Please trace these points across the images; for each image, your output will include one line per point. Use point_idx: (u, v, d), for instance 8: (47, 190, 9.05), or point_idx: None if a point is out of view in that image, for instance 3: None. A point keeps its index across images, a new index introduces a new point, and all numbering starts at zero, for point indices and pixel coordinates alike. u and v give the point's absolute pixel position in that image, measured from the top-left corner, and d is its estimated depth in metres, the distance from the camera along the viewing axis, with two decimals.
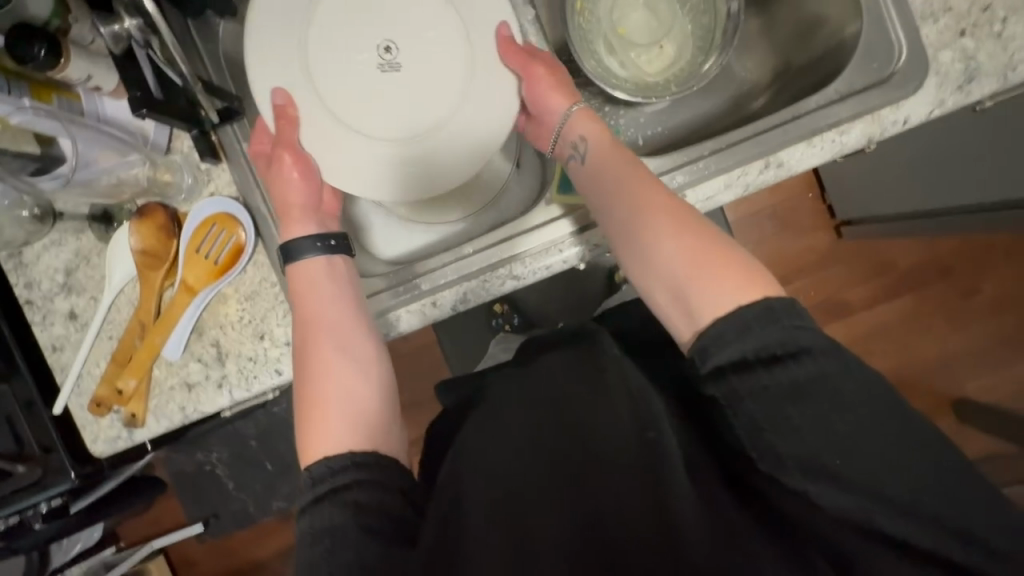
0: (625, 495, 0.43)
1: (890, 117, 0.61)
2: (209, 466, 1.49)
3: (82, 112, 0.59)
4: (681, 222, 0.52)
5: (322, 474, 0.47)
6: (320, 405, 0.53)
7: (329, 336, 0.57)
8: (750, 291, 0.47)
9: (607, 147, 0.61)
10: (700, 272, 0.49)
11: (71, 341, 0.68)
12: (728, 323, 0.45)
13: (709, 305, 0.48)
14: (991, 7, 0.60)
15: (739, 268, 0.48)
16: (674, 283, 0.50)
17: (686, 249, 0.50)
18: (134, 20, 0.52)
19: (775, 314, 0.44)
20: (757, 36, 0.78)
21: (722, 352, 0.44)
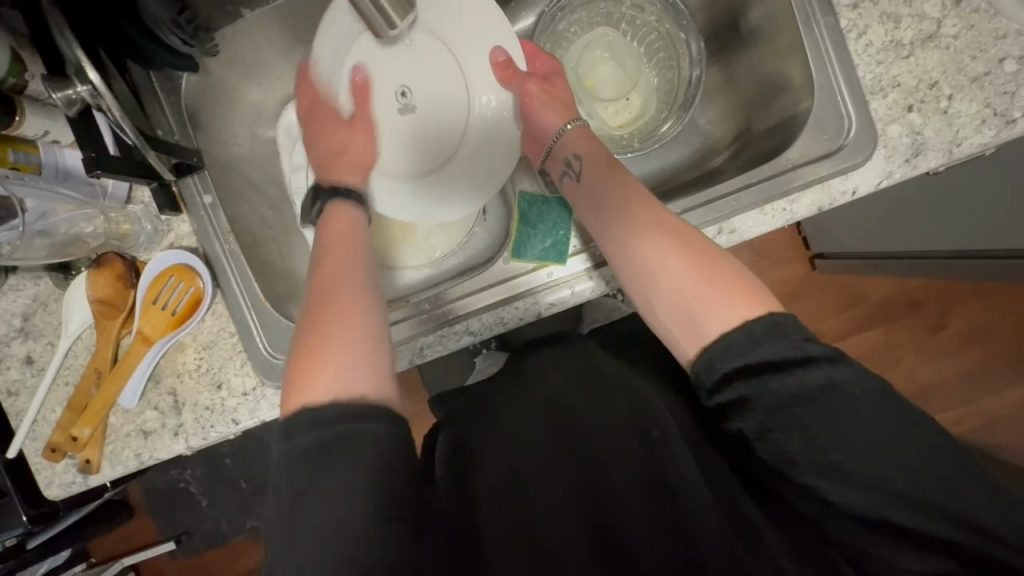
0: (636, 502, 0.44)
1: (839, 186, 0.62)
2: (183, 484, 1.46)
3: (40, 163, 0.60)
4: (681, 231, 0.53)
5: (324, 413, 0.40)
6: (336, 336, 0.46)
7: (345, 280, 0.51)
8: (755, 307, 0.47)
9: (601, 162, 0.62)
10: (705, 288, 0.49)
11: (26, 386, 0.68)
12: (735, 336, 0.45)
13: (714, 320, 0.47)
14: (938, 85, 0.61)
15: (742, 284, 0.49)
16: (679, 298, 0.50)
17: (688, 263, 0.51)
18: (85, 86, 0.51)
19: (783, 328, 0.44)
20: (720, 91, 0.80)
21: (728, 365, 0.45)
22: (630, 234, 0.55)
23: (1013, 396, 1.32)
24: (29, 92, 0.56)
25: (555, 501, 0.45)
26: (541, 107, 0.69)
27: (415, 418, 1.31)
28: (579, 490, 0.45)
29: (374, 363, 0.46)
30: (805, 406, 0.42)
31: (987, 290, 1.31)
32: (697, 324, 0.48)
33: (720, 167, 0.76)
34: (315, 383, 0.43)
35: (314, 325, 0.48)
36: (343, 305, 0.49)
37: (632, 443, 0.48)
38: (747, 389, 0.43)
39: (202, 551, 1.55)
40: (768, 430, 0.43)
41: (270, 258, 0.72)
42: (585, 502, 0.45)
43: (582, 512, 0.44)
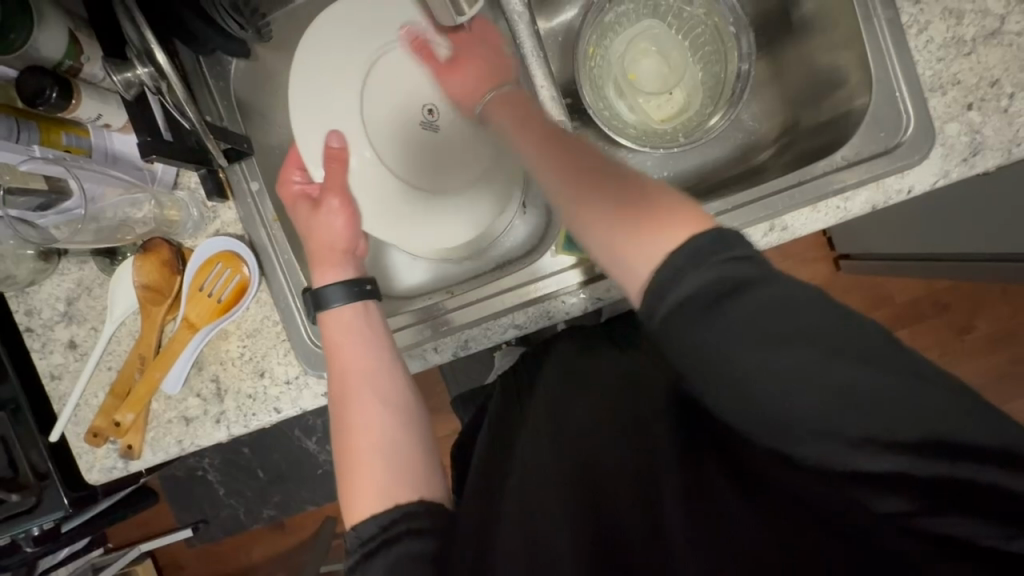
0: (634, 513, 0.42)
1: (894, 185, 0.61)
2: (201, 471, 1.47)
3: (91, 147, 0.59)
4: (610, 173, 0.51)
5: (373, 532, 0.46)
6: (362, 458, 0.52)
7: (364, 382, 0.56)
8: (678, 235, 0.45)
9: (521, 117, 0.60)
10: (628, 226, 0.47)
11: (70, 370, 0.68)
12: (664, 270, 0.44)
13: (644, 256, 0.46)
14: (999, 83, 0.60)
15: (663, 212, 0.47)
16: (611, 242, 0.48)
17: (612, 206, 0.49)
18: (146, 68, 0.50)
19: (703, 255, 0.43)
20: (765, 86, 0.79)
21: (665, 304, 0.43)
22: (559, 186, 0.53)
23: None
24: (84, 76, 0.56)
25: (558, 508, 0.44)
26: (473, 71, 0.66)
27: (437, 411, 1.30)
28: (575, 499, 0.44)
29: (410, 466, 0.51)
30: (738, 345, 0.40)
31: (1014, 294, 1.29)
32: (634, 261, 0.47)
33: (764, 163, 0.76)
34: (362, 505, 0.49)
35: (349, 441, 0.53)
36: (368, 412, 0.54)
37: (622, 436, 0.48)
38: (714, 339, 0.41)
39: (218, 539, 1.55)
40: None
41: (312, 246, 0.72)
42: (580, 510, 0.43)
43: (577, 511, 0.43)
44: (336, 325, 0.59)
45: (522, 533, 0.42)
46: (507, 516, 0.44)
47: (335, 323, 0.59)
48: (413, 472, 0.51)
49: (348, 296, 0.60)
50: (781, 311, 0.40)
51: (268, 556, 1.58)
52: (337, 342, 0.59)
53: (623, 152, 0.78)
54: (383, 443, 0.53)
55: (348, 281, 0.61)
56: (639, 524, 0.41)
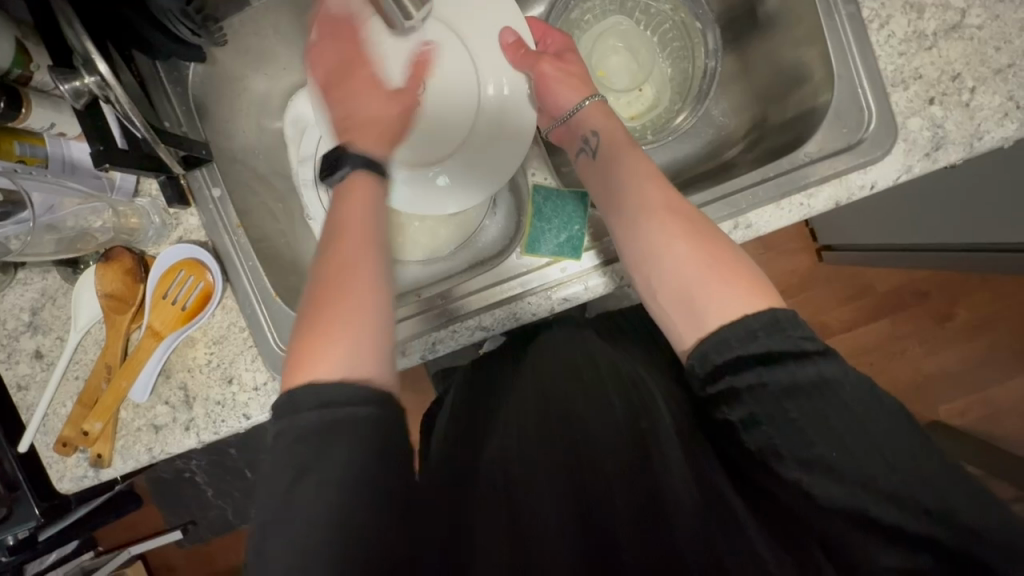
0: (618, 492, 0.42)
1: (857, 181, 0.61)
2: (188, 473, 1.46)
3: (46, 156, 0.58)
4: (689, 224, 0.52)
5: (314, 406, 0.41)
6: (327, 322, 0.46)
7: (352, 248, 0.49)
8: (755, 299, 0.46)
9: (618, 142, 0.61)
10: (710, 273, 0.48)
11: (36, 380, 0.67)
12: (733, 329, 0.45)
13: (716, 307, 0.47)
14: (961, 77, 0.60)
15: (743, 274, 0.48)
16: (683, 280, 0.49)
17: (695, 249, 0.50)
18: (93, 77, 0.50)
19: (781, 324, 0.44)
20: (734, 81, 0.79)
21: (723, 357, 0.44)
22: (636, 220, 0.54)
23: (1016, 386, 1.31)
24: (35, 84, 0.55)
25: (544, 487, 0.44)
26: (557, 82, 0.67)
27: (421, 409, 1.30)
28: (564, 479, 0.44)
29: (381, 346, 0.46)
30: (794, 398, 0.42)
31: (993, 281, 1.30)
32: (699, 312, 0.48)
33: (734, 159, 0.75)
34: (309, 371, 0.43)
35: (320, 301, 0.47)
36: (350, 280, 0.47)
37: (620, 429, 0.48)
38: (739, 381, 0.43)
39: (208, 539, 1.55)
40: (754, 420, 0.43)
41: (279, 251, 0.71)
42: (567, 490, 0.44)
43: (566, 498, 0.43)
44: (357, 195, 0.54)
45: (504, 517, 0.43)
46: (489, 502, 0.44)
47: (348, 190, 0.54)
48: (376, 353, 0.45)
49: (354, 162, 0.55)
50: (834, 385, 0.41)
51: None
52: (345, 218, 0.52)
53: None
54: (358, 313, 0.46)
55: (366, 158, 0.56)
56: (630, 508, 0.41)
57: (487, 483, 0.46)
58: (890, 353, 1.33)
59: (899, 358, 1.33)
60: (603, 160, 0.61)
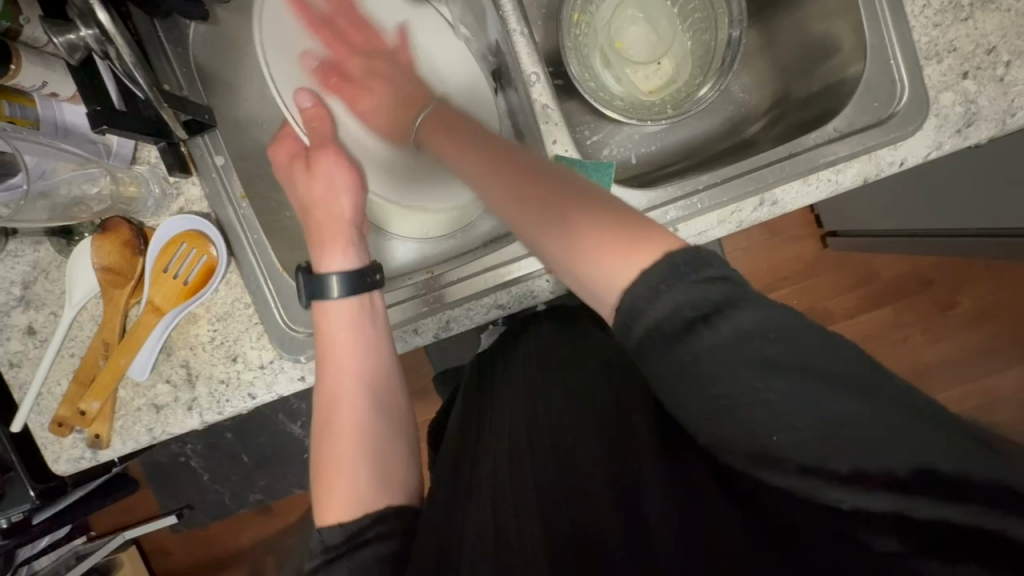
0: (603, 504, 0.37)
1: (887, 157, 0.60)
2: (183, 458, 1.42)
3: (37, 119, 0.55)
4: (579, 196, 0.47)
5: (338, 541, 0.44)
6: (341, 457, 0.50)
7: (355, 385, 0.55)
8: (649, 250, 0.42)
9: (451, 130, 0.58)
10: (593, 239, 0.44)
11: (29, 357, 0.64)
12: (637, 287, 0.40)
13: (614, 273, 0.42)
14: (996, 50, 0.58)
15: (630, 231, 0.44)
16: (573, 258, 0.45)
17: (579, 225, 0.46)
18: (90, 30, 0.46)
19: (680, 270, 0.40)
20: (756, 53, 0.76)
21: (652, 313, 0.39)
22: (519, 209, 0.49)
23: (1015, 374, 1.32)
24: (25, 39, 0.51)
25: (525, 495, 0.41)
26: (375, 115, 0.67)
27: (423, 395, 1.29)
28: (548, 479, 0.41)
29: (394, 466, 0.51)
30: None
31: (996, 269, 1.30)
32: (598, 287, 0.43)
33: (755, 136, 0.73)
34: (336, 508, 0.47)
35: (338, 440, 0.52)
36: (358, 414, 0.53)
37: (605, 427, 0.45)
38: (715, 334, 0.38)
39: (204, 524, 1.53)
40: None
41: (285, 225, 0.68)
42: (546, 489, 0.41)
43: (548, 515, 0.38)
44: (333, 319, 0.57)
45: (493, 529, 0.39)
46: (473, 530, 0.40)
47: (333, 313, 0.57)
48: (388, 470, 0.50)
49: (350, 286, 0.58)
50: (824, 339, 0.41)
51: (256, 541, 1.58)
52: (339, 353, 0.56)
53: (610, 125, 0.76)
54: (369, 438, 0.52)
55: (348, 270, 0.59)
56: (611, 517, 0.36)
57: (481, 492, 0.44)
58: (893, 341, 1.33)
59: (902, 347, 1.33)
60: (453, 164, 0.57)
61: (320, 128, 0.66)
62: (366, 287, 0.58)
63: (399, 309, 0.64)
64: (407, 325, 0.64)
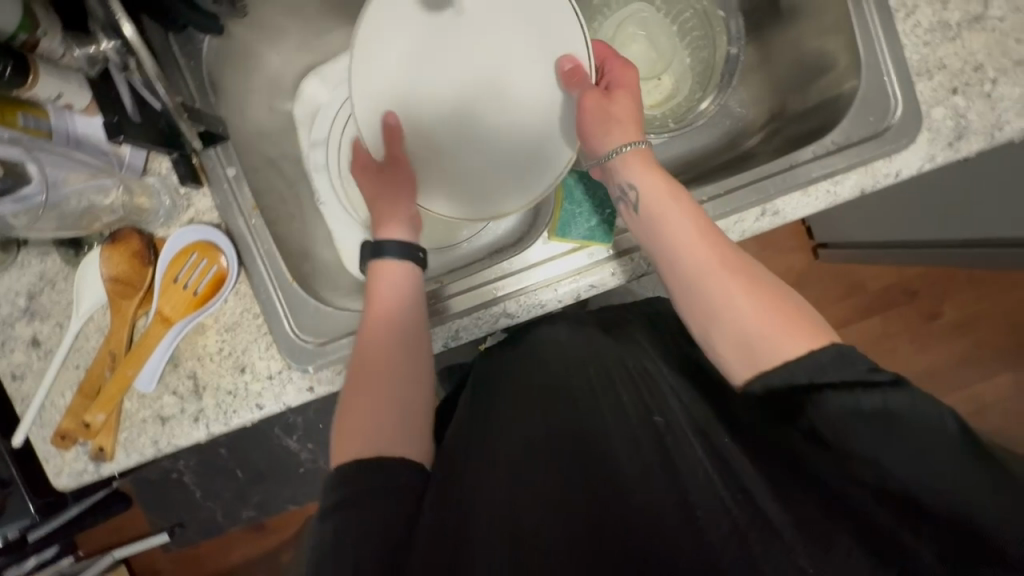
0: (631, 499, 0.40)
1: (883, 169, 0.62)
2: (176, 474, 1.39)
3: (51, 129, 0.56)
4: (750, 277, 0.50)
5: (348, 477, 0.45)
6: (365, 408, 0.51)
7: (391, 346, 0.54)
8: (817, 340, 0.45)
9: (661, 194, 0.55)
10: (768, 313, 0.47)
11: (33, 369, 0.64)
12: (801, 363, 0.42)
13: (779, 351, 0.45)
14: (982, 68, 0.61)
15: (800, 320, 0.47)
16: (743, 328, 0.47)
17: (751, 298, 0.48)
18: (112, 42, 0.48)
19: (848, 358, 0.41)
20: (753, 69, 0.79)
21: (778, 378, 0.43)
22: (708, 269, 0.50)
23: (1003, 383, 1.34)
24: (42, 52, 0.51)
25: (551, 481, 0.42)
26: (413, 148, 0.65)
27: None
28: (573, 468, 0.43)
29: (398, 419, 0.51)
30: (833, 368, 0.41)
31: (981, 279, 1.33)
32: (756, 350, 0.46)
33: (753, 149, 0.75)
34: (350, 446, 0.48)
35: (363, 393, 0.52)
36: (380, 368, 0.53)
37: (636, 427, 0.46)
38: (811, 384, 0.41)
39: (196, 542, 1.50)
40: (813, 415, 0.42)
41: (293, 237, 0.69)
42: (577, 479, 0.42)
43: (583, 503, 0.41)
44: (383, 282, 0.58)
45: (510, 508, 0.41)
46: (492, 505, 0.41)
47: (385, 275, 0.58)
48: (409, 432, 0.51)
49: (398, 258, 0.59)
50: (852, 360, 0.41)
51: (248, 560, 1.54)
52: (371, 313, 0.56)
53: None
54: (399, 399, 0.52)
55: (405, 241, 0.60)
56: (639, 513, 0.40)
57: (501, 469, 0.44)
58: (884, 351, 1.35)
59: (892, 356, 1.35)
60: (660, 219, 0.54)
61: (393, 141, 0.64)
62: (410, 260, 0.60)
63: None
64: None
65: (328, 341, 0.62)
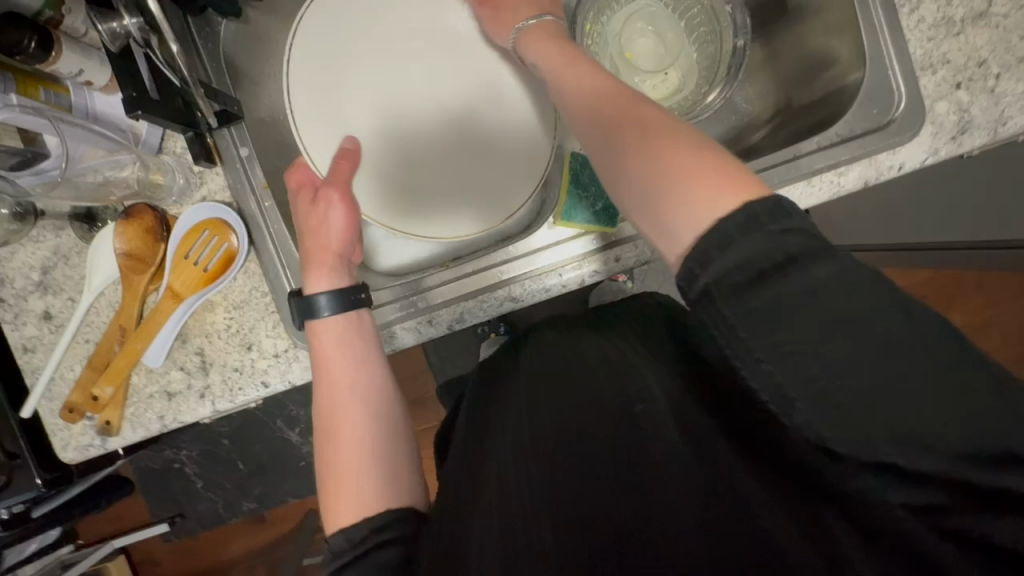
0: (629, 494, 0.37)
1: (886, 162, 0.62)
2: (176, 464, 1.40)
3: (70, 106, 0.57)
4: (656, 138, 0.41)
5: (343, 547, 0.46)
6: (343, 468, 0.51)
7: (350, 398, 0.54)
8: (732, 194, 0.36)
9: (565, 64, 0.54)
10: (673, 179, 0.38)
11: (44, 342, 0.65)
12: (725, 225, 0.34)
13: (686, 220, 0.37)
14: (986, 64, 0.62)
15: (714, 170, 0.37)
16: (652, 210, 0.39)
17: (652, 163, 0.40)
18: (135, 19, 0.49)
19: (758, 220, 0.34)
20: (758, 66, 0.80)
21: (710, 270, 0.34)
22: (614, 149, 0.43)
23: None
24: (65, 29, 0.53)
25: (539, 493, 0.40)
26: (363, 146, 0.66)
27: (423, 401, 1.29)
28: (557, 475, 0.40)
29: (384, 464, 0.51)
30: None
31: (988, 286, 1.33)
32: (670, 230, 0.38)
33: (758, 143, 0.76)
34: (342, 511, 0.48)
35: (339, 455, 0.52)
36: (351, 428, 0.53)
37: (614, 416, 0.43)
38: None
39: (195, 533, 1.50)
40: None
41: None
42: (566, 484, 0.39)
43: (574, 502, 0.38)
44: (327, 335, 0.56)
45: (503, 530, 0.38)
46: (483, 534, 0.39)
47: (325, 333, 0.56)
48: (394, 474, 0.51)
49: (340, 304, 0.57)
50: None
51: (247, 551, 1.54)
52: (333, 370, 0.55)
53: None
54: (371, 447, 0.52)
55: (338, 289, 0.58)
56: (633, 512, 0.36)
57: (489, 491, 0.43)
58: None
59: None
60: (565, 98, 0.52)
61: (345, 169, 0.62)
62: (357, 304, 0.58)
63: (381, 313, 0.65)
64: (390, 326, 0.65)
65: None
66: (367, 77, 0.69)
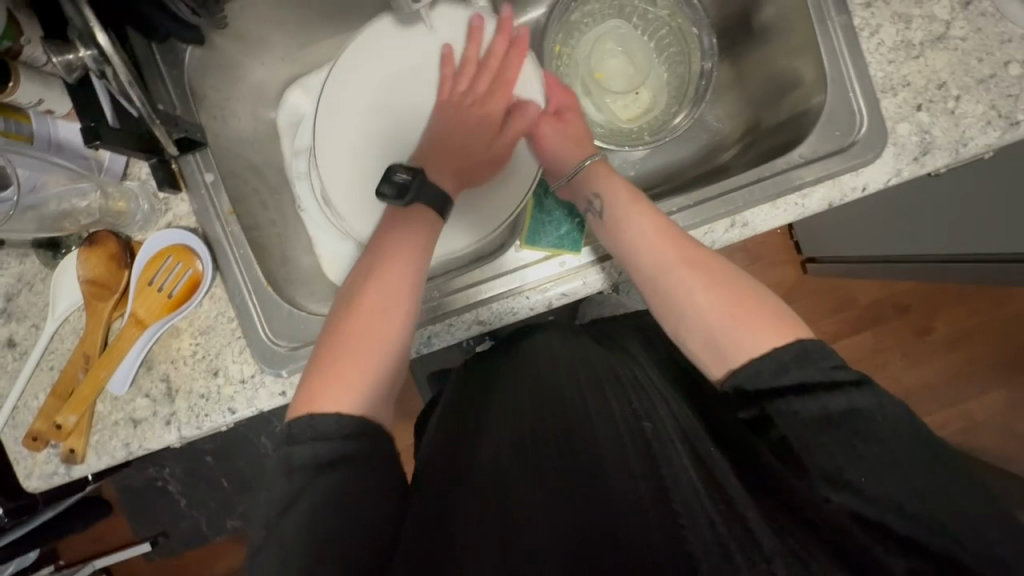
0: (624, 484, 0.40)
1: (850, 183, 0.63)
2: (159, 483, 1.38)
3: (31, 134, 0.57)
4: (730, 281, 0.52)
5: (333, 431, 0.43)
6: (358, 357, 0.49)
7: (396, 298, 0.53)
8: (784, 335, 0.47)
9: (625, 203, 0.59)
10: (735, 320, 0.49)
11: (8, 369, 0.64)
12: (762, 362, 0.45)
13: (743, 349, 0.47)
14: (946, 86, 0.62)
15: (767, 314, 0.49)
16: (708, 331, 0.50)
17: (714, 296, 0.51)
18: (90, 51, 0.50)
19: (811, 355, 0.44)
20: (727, 87, 0.81)
21: (756, 387, 0.45)
22: (686, 278, 0.52)
23: (995, 398, 1.33)
24: (24, 58, 0.53)
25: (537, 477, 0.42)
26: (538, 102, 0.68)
27: (408, 416, 1.28)
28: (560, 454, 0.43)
29: (389, 376, 0.50)
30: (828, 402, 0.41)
31: (971, 295, 1.33)
32: (726, 352, 0.48)
33: (728, 162, 0.77)
34: (341, 396, 0.46)
35: (360, 338, 0.50)
36: (380, 334, 0.51)
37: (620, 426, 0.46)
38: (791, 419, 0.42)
39: (179, 552, 1.48)
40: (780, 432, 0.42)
41: (269, 242, 0.70)
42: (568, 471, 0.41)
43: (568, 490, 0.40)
44: (397, 238, 0.57)
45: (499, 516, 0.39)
46: (480, 507, 0.40)
47: (398, 236, 0.57)
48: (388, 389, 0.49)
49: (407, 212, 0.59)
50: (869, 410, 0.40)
51: (232, 569, 1.52)
52: (374, 283, 0.53)
53: None
54: (390, 353, 0.51)
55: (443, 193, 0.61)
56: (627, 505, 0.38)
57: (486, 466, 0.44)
58: (875, 366, 1.34)
59: (885, 372, 1.34)
60: (625, 238, 0.57)
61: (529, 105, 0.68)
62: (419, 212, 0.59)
63: None
64: None
65: (300, 347, 0.62)
66: (359, 113, 0.70)
